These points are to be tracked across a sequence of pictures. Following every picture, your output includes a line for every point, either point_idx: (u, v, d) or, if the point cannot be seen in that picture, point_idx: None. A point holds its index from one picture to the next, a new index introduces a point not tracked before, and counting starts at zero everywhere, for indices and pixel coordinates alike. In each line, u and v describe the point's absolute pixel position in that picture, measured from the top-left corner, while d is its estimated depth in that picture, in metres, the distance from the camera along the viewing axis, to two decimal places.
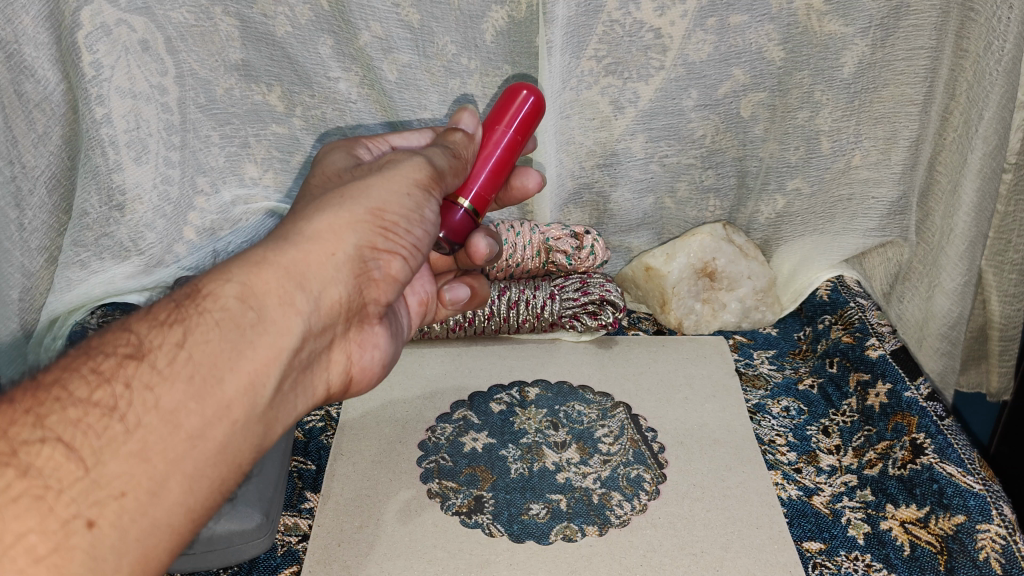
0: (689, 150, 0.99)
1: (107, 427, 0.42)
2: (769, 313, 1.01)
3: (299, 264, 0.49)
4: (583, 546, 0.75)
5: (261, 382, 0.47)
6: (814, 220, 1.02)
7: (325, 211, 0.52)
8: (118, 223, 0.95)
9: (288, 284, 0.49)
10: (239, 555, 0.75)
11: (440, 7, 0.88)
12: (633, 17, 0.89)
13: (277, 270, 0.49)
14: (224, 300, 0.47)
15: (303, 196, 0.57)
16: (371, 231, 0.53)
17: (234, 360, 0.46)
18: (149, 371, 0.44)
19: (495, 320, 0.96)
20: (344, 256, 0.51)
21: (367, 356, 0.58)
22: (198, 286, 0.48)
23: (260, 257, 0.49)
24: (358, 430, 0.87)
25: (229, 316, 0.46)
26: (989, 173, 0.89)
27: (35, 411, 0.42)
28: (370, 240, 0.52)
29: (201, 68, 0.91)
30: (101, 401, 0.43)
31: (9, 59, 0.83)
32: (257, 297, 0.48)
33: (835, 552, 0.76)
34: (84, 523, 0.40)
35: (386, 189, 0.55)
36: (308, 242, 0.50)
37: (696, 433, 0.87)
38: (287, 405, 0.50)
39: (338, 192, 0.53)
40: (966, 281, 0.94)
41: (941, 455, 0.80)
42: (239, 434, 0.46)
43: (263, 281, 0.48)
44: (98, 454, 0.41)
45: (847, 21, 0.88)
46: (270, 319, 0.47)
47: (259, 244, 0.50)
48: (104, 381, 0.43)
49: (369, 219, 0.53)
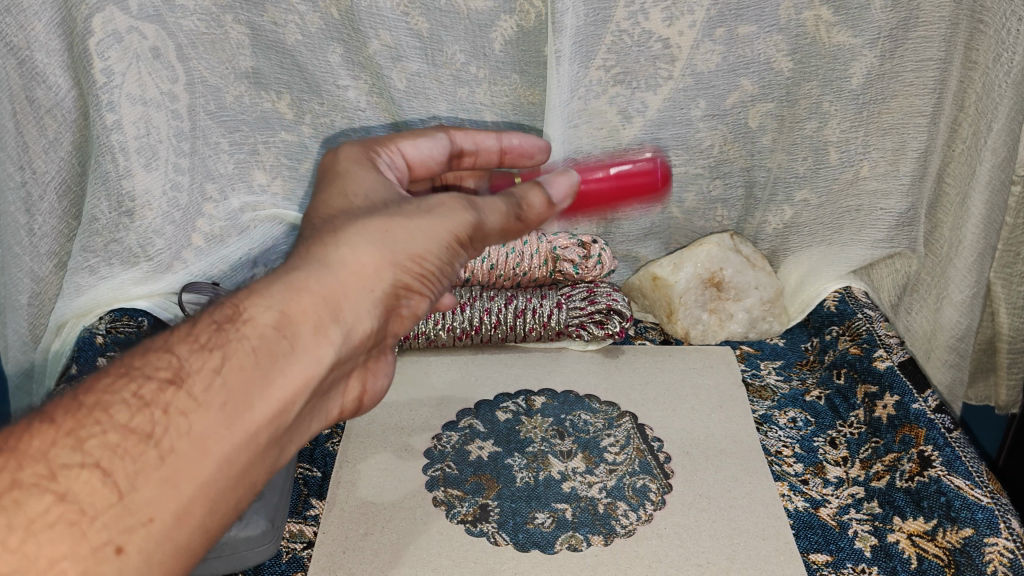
0: (697, 159, 0.99)
1: (142, 453, 0.41)
2: (777, 324, 1.01)
3: (338, 294, 0.48)
4: (589, 556, 0.75)
5: (287, 411, 0.45)
6: (822, 231, 1.02)
7: (369, 243, 0.50)
8: (127, 229, 0.95)
9: (324, 314, 0.47)
10: (245, 561, 0.75)
11: (449, 16, 0.88)
12: (641, 27, 0.90)
13: (314, 297, 0.47)
14: (262, 327, 0.45)
15: (342, 209, 0.53)
16: (410, 271, 0.51)
17: (263, 388, 0.44)
18: (186, 399, 0.42)
19: (501, 329, 0.97)
20: (381, 293, 0.50)
21: (378, 384, 0.57)
22: (238, 307, 0.46)
23: (301, 282, 0.47)
24: (363, 438, 0.87)
25: (266, 345, 0.45)
26: (998, 185, 0.88)
27: (76, 433, 0.41)
28: (407, 279, 0.51)
29: (211, 75, 0.92)
30: (138, 427, 0.41)
31: (20, 65, 0.84)
32: (293, 326, 0.46)
33: (842, 564, 0.76)
34: (113, 549, 0.39)
35: (429, 232, 0.52)
36: (347, 275, 0.48)
37: (703, 443, 0.87)
38: (301, 427, 0.49)
39: (384, 224, 0.51)
40: (975, 292, 0.94)
41: (949, 468, 0.79)
42: (257, 460, 0.45)
43: (301, 309, 0.46)
44: (131, 480, 0.40)
45: (856, 32, 0.88)
46: (303, 348, 0.46)
47: (295, 264, 0.48)
48: (144, 405, 0.42)
49: (410, 260, 0.51)
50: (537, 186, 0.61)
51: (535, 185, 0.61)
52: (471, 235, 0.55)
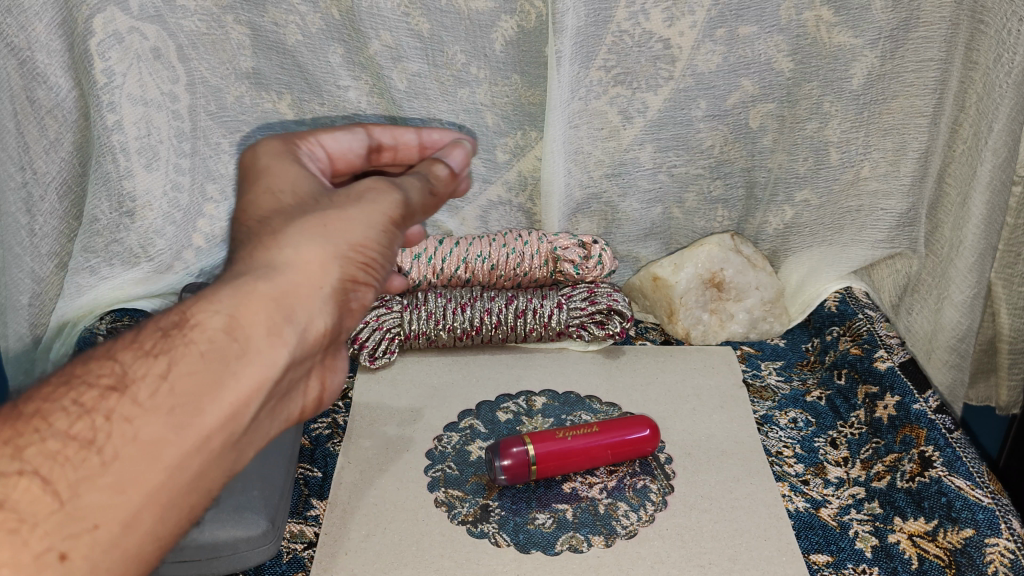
0: (697, 160, 0.99)
1: (86, 460, 0.38)
2: (778, 324, 1.01)
3: (288, 293, 0.45)
4: (591, 557, 0.75)
5: (242, 413, 0.42)
6: (823, 232, 1.02)
7: (309, 237, 0.48)
8: (128, 229, 0.95)
9: (276, 316, 0.44)
10: (244, 562, 0.74)
11: (449, 16, 0.88)
12: (642, 28, 0.90)
13: (265, 298, 0.44)
14: (211, 331, 0.42)
15: (276, 210, 0.50)
16: (354, 264, 0.49)
17: (214, 391, 0.41)
18: (131, 405, 0.39)
19: (502, 329, 0.97)
20: (330, 289, 0.47)
21: (334, 387, 0.54)
22: (185, 311, 0.43)
23: (249, 283, 0.44)
24: (365, 439, 0.87)
25: (217, 348, 0.42)
26: (998, 186, 0.88)
27: (14, 442, 0.37)
28: (351, 272, 0.49)
29: (212, 76, 0.92)
30: (80, 434, 0.38)
31: (21, 66, 0.84)
32: (244, 327, 0.43)
33: (843, 565, 0.75)
34: (56, 556, 0.36)
35: (367, 222, 0.50)
36: (294, 272, 0.46)
37: (704, 444, 0.87)
38: (259, 430, 0.46)
39: (319, 219, 0.49)
40: (975, 293, 0.93)
41: (950, 468, 0.79)
42: (211, 465, 0.42)
43: (251, 310, 0.44)
44: (74, 487, 0.37)
45: (856, 32, 0.88)
46: (256, 349, 0.43)
47: (239, 270, 0.46)
48: (85, 412, 0.39)
49: (353, 250, 0.49)
50: (440, 160, 0.59)
51: (436, 159, 0.59)
52: (401, 220, 0.53)
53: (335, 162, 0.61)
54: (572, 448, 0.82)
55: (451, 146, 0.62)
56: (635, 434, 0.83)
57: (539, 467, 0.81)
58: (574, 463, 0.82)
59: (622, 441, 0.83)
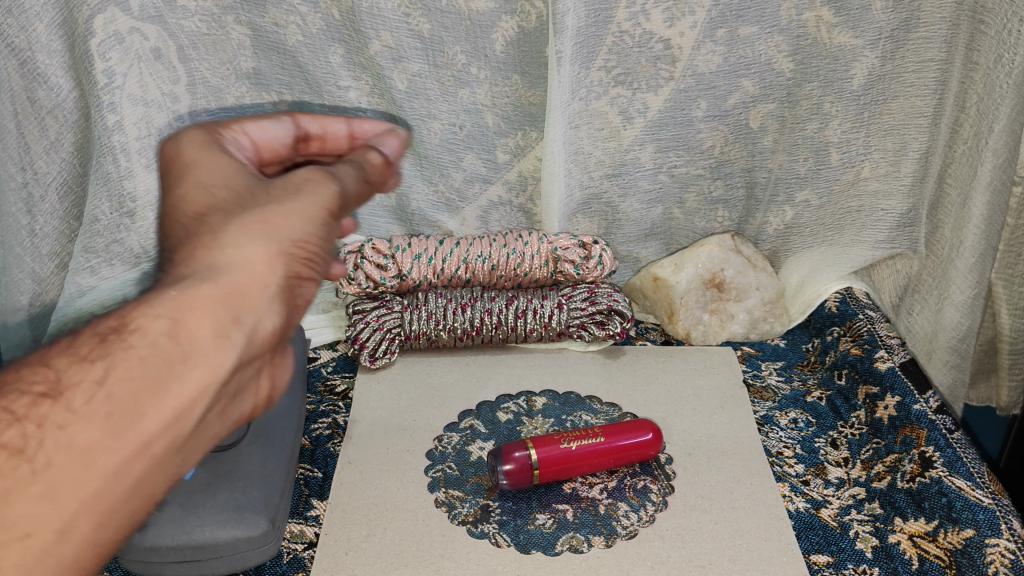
0: (697, 160, 0.99)
1: (15, 468, 0.36)
2: (778, 324, 1.01)
3: (233, 294, 0.44)
4: (591, 557, 0.75)
5: (185, 418, 0.41)
6: (823, 232, 1.02)
7: (249, 234, 0.46)
8: (128, 229, 0.96)
9: (222, 317, 0.43)
10: (244, 562, 0.74)
11: (450, 17, 0.89)
12: (643, 28, 0.89)
13: (209, 298, 0.43)
14: (153, 336, 0.40)
15: (211, 205, 0.48)
16: (300, 261, 0.47)
17: (155, 398, 0.40)
18: (64, 411, 0.38)
19: (503, 330, 0.97)
20: (276, 286, 0.46)
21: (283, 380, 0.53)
22: (123, 315, 0.41)
23: (192, 283, 0.43)
24: (365, 439, 0.87)
25: (158, 353, 0.40)
26: (999, 186, 0.87)
27: None
28: (297, 269, 0.47)
29: (213, 76, 0.92)
30: (8, 442, 0.37)
31: (22, 66, 0.83)
32: (189, 330, 0.41)
33: (844, 565, 0.75)
34: None
35: (308, 214, 0.48)
36: (237, 273, 0.44)
37: (705, 444, 0.87)
38: (206, 431, 0.44)
39: (258, 214, 0.47)
40: (976, 293, 0.93)
41: (951, 468, 0.80)
42: (152, 471, 0.41)
43: (195, 312, 0.42)
44: (4, 496, 0.36)
45: (857, 33, 0.88)
46: (200, 352, 0.41)
47: (182, 271, 0.44)
48: (16, 420, 0.37)
49: (296, 245, 0.47)
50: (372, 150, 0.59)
51: (369, 148, 0.60)
52: (340, 211, 0.52)
53: (260, 152, 0.61)
54: (576, 453, 0.81)
55: (383, 136, 0.63)
56: (639, 437, 0.83)
57: (543, 470, 0.80)
58: (580, 467, 0.82)
59: (626, 444, 0.82)
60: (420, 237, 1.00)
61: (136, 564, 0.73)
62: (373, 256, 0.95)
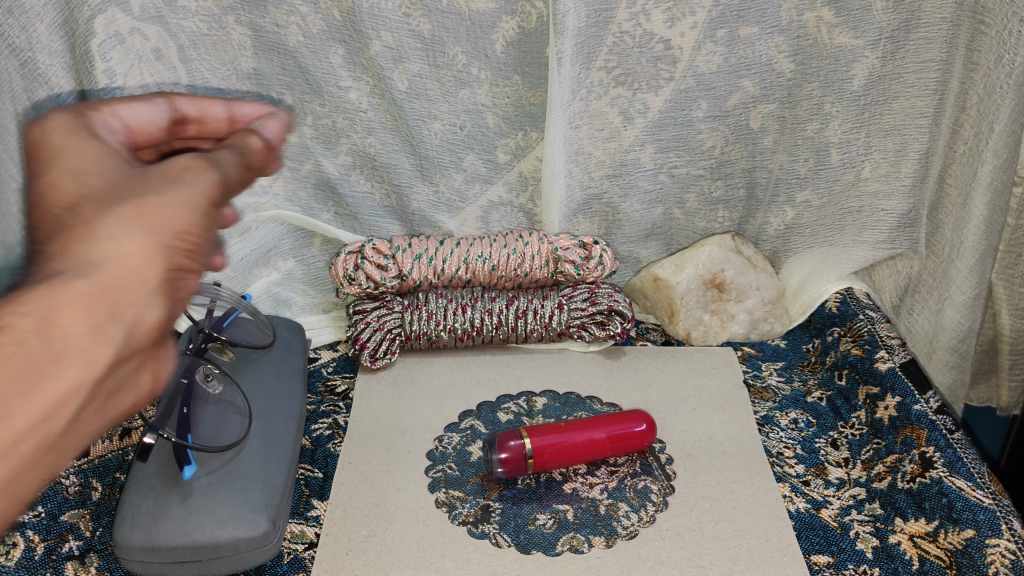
0: (698, 160, 0.99)
1: None
2: (778, 324, 1.01)
3: (111, 285, 0.36)
4: (592, 558, 0.75)
5: (54, 420, 0.34)
6: (824, 232, 1.03)
7: (124, 224, 0.37)
8: None
9: (101, 311, 0.35)
10: (245, 562, 0.74)
11: (450, 17, 0.89)
12: (643, 28, 0.89)
13: (85, 288, 0.35)
14: (18, 333, 0.33)
15: (84, 195, 0.39)
16: (185, 252, 0.39)
17: (20, 400, 0.33)
18: None
19: (503, 330, 0.97)
20: (161, 278, 0.38)
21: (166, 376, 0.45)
22: None
23: (62, 271, 0.35)
24: (366, 439, 0.88)
25: (25, 351, 0.33)
26: (999, 186, 0.87)
27: None
28: (182, 261, 0.39)
29: (213, 76, 0.92)
30: None
31: (22, 66, 0.81)
32: (60, 323, 0.34)
33: (844, 565, 0.75)
34: None
35: (190, 202, 0.40)
36: (113, 267, 0.36)
37: (705, 445, 0.87)
38: (83, 436, 0.37)
39: (132, 204, 0.38)
40: (976, 294, 0.93)
41: (951, 469, 0.80)
42: (19, 474, 0.34)
43: (67, 303, 0.34)
44: None
45: (857, 33, 0.88)
46: (72, 348, 0.34)
47: (51, 262, 0.36)
48: None
49: (178, 236, 0.38)
50: (254, 131, 0.48)
51: (251, 130, 0.49)
52: (223, 200, 0.43)
53: (134, 135, 0.54)
54: (573, 447, 0.82)
55: (269, 116, 0.52)
56: (631, 429, 0.84)
57: (536, 460, 0.81)
58: (574, 458, 0.82)
59: (619, 435, 0.83)
60: (420, 237, 1.00)
61: (136, 564, 0.72)
62: (373, 256, 0.94)
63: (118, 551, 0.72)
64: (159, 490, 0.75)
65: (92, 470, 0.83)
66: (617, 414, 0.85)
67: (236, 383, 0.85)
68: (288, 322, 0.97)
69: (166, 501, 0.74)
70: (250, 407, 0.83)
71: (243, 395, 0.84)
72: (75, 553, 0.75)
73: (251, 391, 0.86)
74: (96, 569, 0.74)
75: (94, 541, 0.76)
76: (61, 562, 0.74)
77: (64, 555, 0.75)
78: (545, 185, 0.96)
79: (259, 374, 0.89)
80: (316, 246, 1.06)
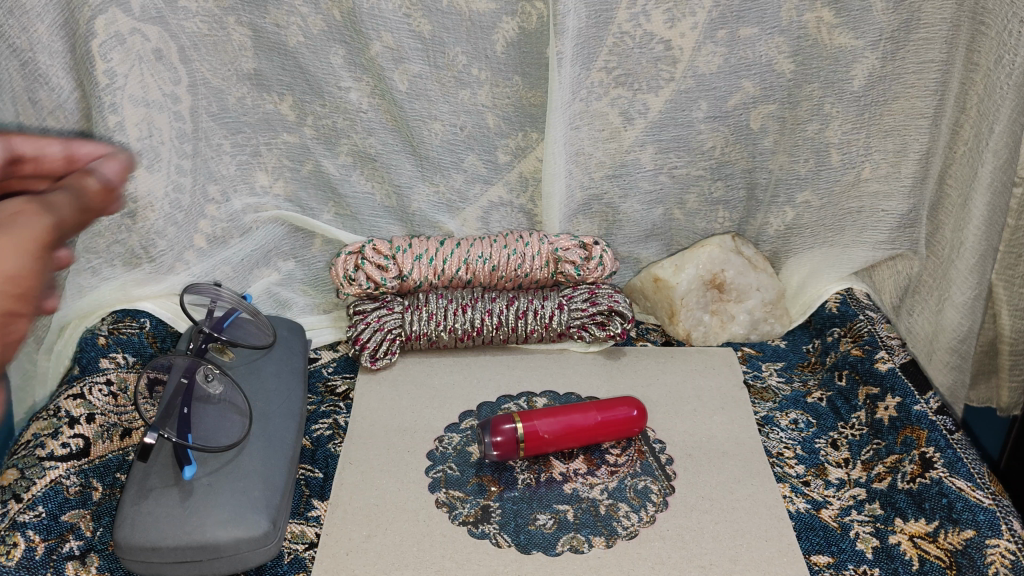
0: (698, 161, 0.99)
1: None
2: (778, 325, 1.01)
3: None
4: (591, 558, 0.75)
5: None
6: (824, 233, 1.03)
7: None
8: (128, 231, 0.93)
9: None
10: (246, 562, 0.74)
11: (451, 18, 0.89)
12: (643, 29, 0.90)
13: None
14: None
15: None
16: (26, 292, 0.41)
17: None
18: None
19: (504, 330, 0.97)
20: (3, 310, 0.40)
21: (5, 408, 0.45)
22: None
23: None
24: (366, 439, 0.88)
25: None
26: (999, 187, 0.87)
27: None
28: (29, 300, 0.42)
29: (214, 77, 0.92)
30: None
31: (23, 67, 0.83)
32: None
33: (844, 565, 0.75)
34: None
35: (12, 246, 0.41)
36: None
37: (705, 445, 0.87)
38: None
39: None
40: (976, 294, 0.93)
41: (951, 469, 0.80)
42: None
43: None
44: None
45: (858, 34, 0.88)
46: None
47: None
48: None
49: (10, 278, 0.40)
50: (90, 171, 0.49)
51: (87, 171, 0.50)
52: (61, 238, 0.45)
53: None
54: (564, 431, 0.83)
55: (115, 155, 0.52)
56: (624, 414, 0.85)
57: (528, 445, 0.83)
58: (568, 441, 0.84)
59: (612, 420, 0.85)
60: (420, 238, 1.00)
61: (136, 563, 0.72)
62: (373, 256, 0.95)
63: (118, 551, 0.72)
64: (159, 490, 0.75)
65: (92, 470, 0.82)
66: (610, 401, 0.86)
67: (235, 382, 0.84)
68: (289, 322, 0.98)
69: (166, 501, 0.74)
70: (250, 408, 0.83)
71: (244, 395, 0.83)
72: (75, 553, 0.75)
73: (251, 391, 0.86)
74: (96, 569, 0.74)
75: (94, 541, 0.77)
76: (62, 562, 0.74)
77: (65, 555, 0.75)
78: (545, 186, 0.96)
79: (259, 374, 0.89)
80: (316, 247, 1.06)
